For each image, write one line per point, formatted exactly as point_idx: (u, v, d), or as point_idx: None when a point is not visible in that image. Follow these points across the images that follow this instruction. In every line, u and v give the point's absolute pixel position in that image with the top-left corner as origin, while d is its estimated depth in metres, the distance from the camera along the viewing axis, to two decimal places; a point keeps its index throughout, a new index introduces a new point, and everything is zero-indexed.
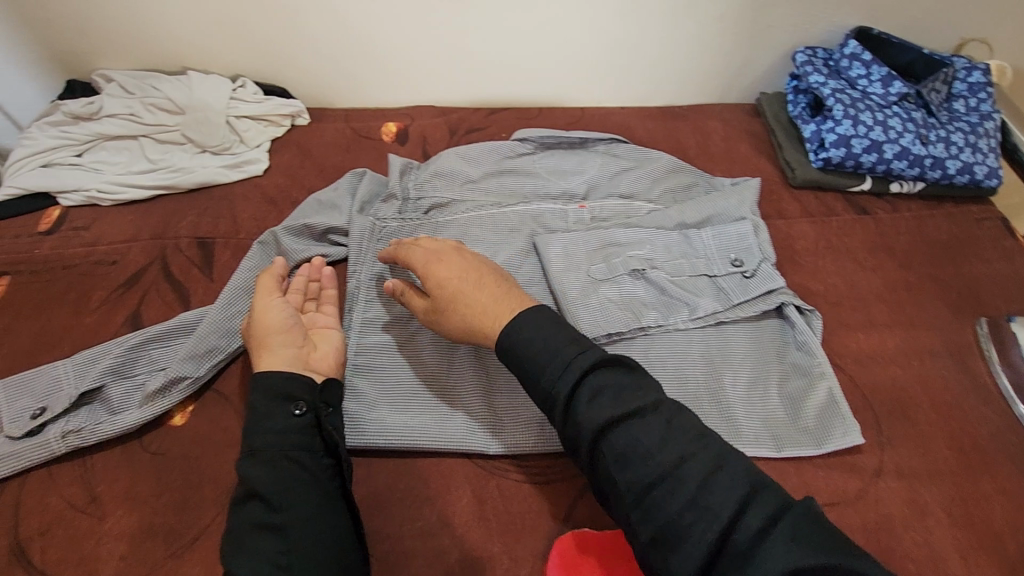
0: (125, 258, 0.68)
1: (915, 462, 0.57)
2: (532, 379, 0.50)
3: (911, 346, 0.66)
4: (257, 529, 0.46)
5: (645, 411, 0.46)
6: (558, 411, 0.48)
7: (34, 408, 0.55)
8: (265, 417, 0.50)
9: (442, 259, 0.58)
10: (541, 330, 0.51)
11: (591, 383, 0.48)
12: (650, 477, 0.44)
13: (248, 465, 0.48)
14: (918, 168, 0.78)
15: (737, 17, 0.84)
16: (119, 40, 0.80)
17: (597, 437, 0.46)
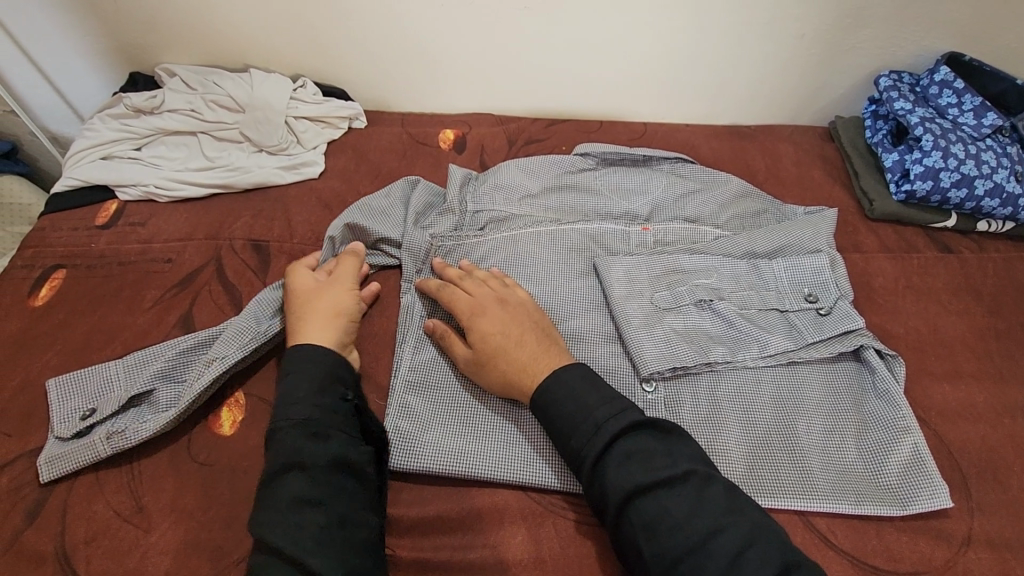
0: (180, 258, 0.67)
1: (1009, 533, 0.52)
2: (563, 439, 0.49)
3: (1002, 402, 0.61)
4: (298, 503, 0.45)
5: (673, 479, 0.44)
6: (586, 473, 0.47)
7: (84, 411, 0.54)
8: (314, 393, 0.50)
9: (483, 307, 0.57)
10: (574, 388, 0.50)
11: (620, 448, 0.47)
12: (677, 551, 0.42)
13: (298, 436, 0.48)
14: (1011, 207, 0.72)
15: (818, 37, 0.80)
16: (184, 35, 0.80)
17: (624, 504, 0.45)
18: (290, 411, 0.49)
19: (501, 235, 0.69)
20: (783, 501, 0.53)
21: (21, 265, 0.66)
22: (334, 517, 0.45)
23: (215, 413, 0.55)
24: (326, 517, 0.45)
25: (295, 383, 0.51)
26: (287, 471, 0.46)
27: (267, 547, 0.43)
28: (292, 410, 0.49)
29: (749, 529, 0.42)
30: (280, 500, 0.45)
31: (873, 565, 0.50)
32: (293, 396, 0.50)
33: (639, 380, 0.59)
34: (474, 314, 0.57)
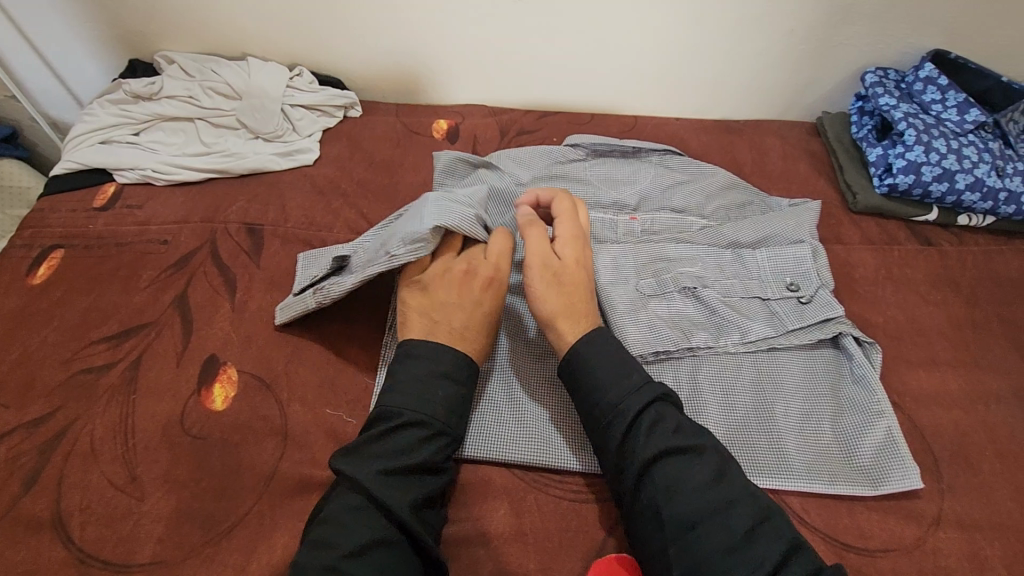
0: (176, 239, 0.68)
1: (977, 514, 0.54)
2: (591, 399, 0.51)
3: (975, 389, 0.62)
4: (428, 502, 0.48)
5: (701, 451, 0.47)
6: (615, 432, 0.48)
7: (311, 276, 0.62)
8: (461, 404, 0.52)
9: (570, 272, 0.57)
10: (613, 350, 0.52)
11: (653, 414, 0.49)
12: (693, 516, 0.44)
13: (438, 440, 0.50)
14: (991, 201, 0.73)
15: (807, 33, 0.81)
16: (184, 24, 0.81)
17: (648, 466, 0.47)
18: (438, 413, 0.50)
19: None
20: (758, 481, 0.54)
21: (20, 245, 0.68)
22: (436, 522, 0.49)
23: (208, 388, 0.57)
24: (433, 522, 0.48)
25: (447, 388, 0.51)
26: (419, 470, 0.48)
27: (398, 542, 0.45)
28: (438, 416, 0.50)
29: (763, 502, 0.45)
30: (410, 495, 0.47)
31: (844, 542, 0.52)
32: (433, 397, 0.51)
33: None
34: (558, 275, 0.56)
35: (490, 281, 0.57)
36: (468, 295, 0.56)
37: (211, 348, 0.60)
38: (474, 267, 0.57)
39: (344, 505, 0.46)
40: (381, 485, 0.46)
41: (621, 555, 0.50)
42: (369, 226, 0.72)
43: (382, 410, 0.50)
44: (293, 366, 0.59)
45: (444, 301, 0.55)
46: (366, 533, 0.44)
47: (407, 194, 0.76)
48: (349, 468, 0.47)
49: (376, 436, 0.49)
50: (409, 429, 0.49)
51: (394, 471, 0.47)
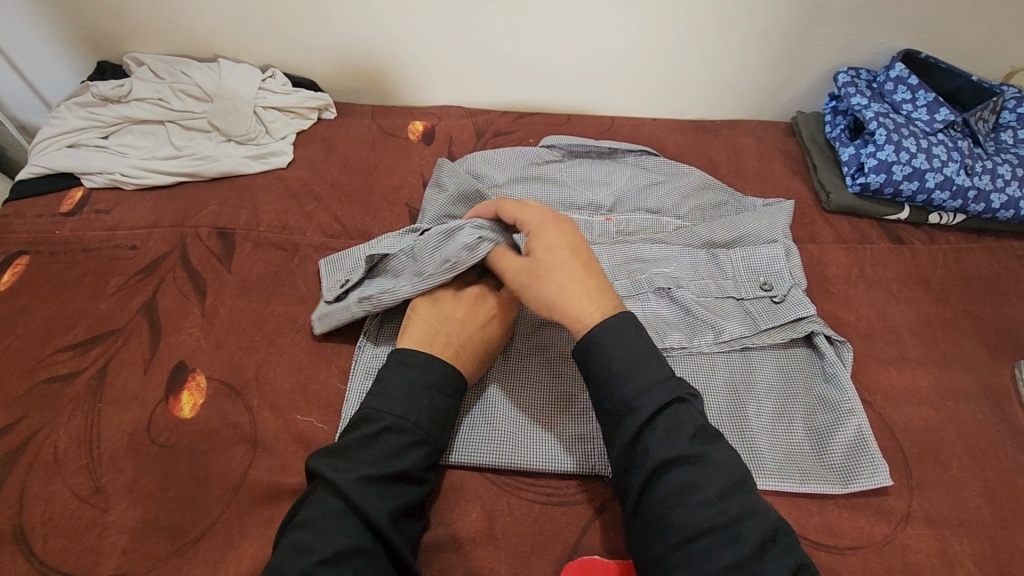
0: (145, 245, 0.67)
1: (946, 509, 0.54)
2: (605, 394, 0.48)
3: (945, 386, 0.63)
4: (406, 511, 0.47)
5: (716, 461, 0.45)
6: (627, 431, 0.46)
7: (343, 282, 0.62)
8: (448, 413, 0.52)
9: (549, 256, 0.52)
10: (628, 345, 0.48)
11: (669, 417, 0.46)
12: (699, 526, 0.42)
13: (421, 449, 0.49)
14: (960, 200, 0.74)
15: (780, 34, 0.82)
16: (154, 25, 0.80)
17: (658, 471, 0.44)
18: (421, 421, 0.50)
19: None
20: None
21: None
22: (414, 532, 0.48)
23: (176, 396, 0.56)
24: (410, 531, 0.47)
25: (432, 397, 0.51)
26: (402, 477, 0.47)
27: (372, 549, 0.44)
28: (421, 422, 0.50)
29: (776, 521, 0.43)
30: (390, 502, 0.46)
31: (815, 541, 0.52)
32: (418, 404, 0.50)
33: None
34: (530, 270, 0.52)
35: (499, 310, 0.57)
36: (473, 317, 0.56)
37: (180, 355, 0.59)
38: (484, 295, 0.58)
39: (323, 509, 0.45)
40: (361, 490, 0.45)
41: (594, 556, 0.50)
42: (343, 228, 0.71)
43: (366, 415, 0.50)
44: (264, 372, 0.58)
45: (450, 318, 0.56)
46: (343, 540, 0.43)
47: (382, 197, 0.75)
48: (330, 471, 0.46)
49: (363, 441, 0.48)
50: (392, 435, 0.48)
51: (376, 476, 0.46)
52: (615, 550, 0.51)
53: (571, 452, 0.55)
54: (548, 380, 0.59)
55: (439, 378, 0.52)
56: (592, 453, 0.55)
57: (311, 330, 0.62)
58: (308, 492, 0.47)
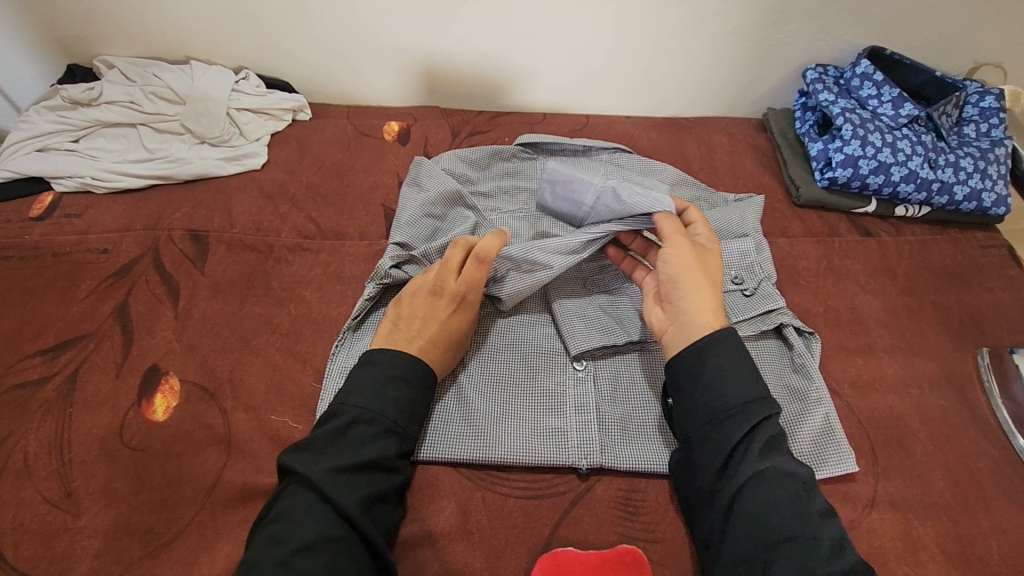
0: (117, 248, 0.67)
1: (909, 494, 0.56)
2: (710, 398, 0.51)
3: (910, 373, 0.64)
4: (379, 501, 0.48)
5: (807, 480, 0.49)
6: (727, 440, 0.49)
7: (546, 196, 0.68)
8: (417, 404, 0.52)
9: (709, 261, 0.59)
10: (739, 361, 0.52)
11: (770, 430, 0.50)
12: (790, 531, 0.46)
13: (392, 442, 0.50)
14: (925, 192, 0.76)
15: (749, 33, 0.83)
16: (124, 28, 0.80)
17: (752, 479, 0.48)
18: (389, 412, 0.50)
19: (443, 220, 0.70)
20: None
21: None
22: (390, 522, 0.48)
23: (149, 399, 0.56)
24: (385, 521, 0.48)
25: (399, 389, 0.52)
26: (371, 467, 0.48)
27: (341, 537, 0.45)
28: (389, 413, 0.50)
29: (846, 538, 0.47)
30: (360, 491, 0.47)
31: None
32: (384, 395, 0.51)
33: (570, 359, 0.62)
34: (692, 256, 0.57)
35: (460, 300, 0.57)
36: (434, 310, 0.56)
37: (153, 358, 0.59)
38: (442, 284, 0.58)
39: (295, 501, 0.46)
40: (331, 481, 0.46)
41: (568, 549, 0.50)
42: (318, 229, 0.71)
43: (336, 409, 0.50)
44: (238, 373, 0.58)
45: (416, 321, 0.56)
46: (313, 531, 0.44)
47: (357, 198, 0.75)
48: (296, 464, 0.47)
49: (333, 435, 0.49)
50: (363, 427, 0.49)
51: (347, 467, 0.47)
52: (588, 541, 0.51)
53: (544, 446, 0.55)
54: (522, 376, 0.60)
55: (405, 370, 0.52)
56: (564, 446, 0.55)
57: (286, 330, 0.62)
58: (282, 486, 0.47)
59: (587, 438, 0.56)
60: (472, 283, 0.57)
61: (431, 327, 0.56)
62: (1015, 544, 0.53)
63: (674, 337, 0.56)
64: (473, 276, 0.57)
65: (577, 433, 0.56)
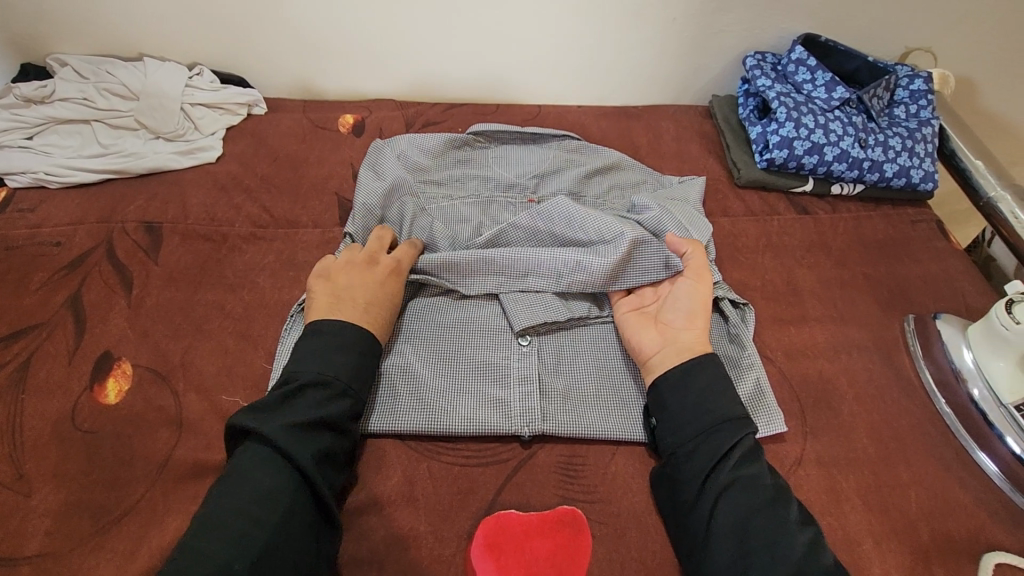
0: (71, 241, 0.68)
1: (835, 451, 0.59)
2: (695, 415, 0.55)
3: (840, 340, 0.68)
4: (328, 459, 0.50)
5: (783, 490, 0.51)
6: (710, 453, 0.52)
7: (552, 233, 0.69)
8: (363, 366, 0.55)
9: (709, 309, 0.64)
10: (712, 380, 0.56)
11: (747, 445, 0.53)
12: (770, 535, 0.48)
13: (341, 404, 0.52)
14: (857, 170, 0.80)
15: (689, 23, 0.86)
16: (77, 27, 0.81)
17: (729, 486, 0.51)
18: (341, 374, 0.53)
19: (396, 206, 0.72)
20: (630, 441, 0.58)
21: None
22: (338, 480, 0.51)
23: (101, 384, 0.57)
24: (335, 478, 0.50)
25: (349, 352, 0.55)
26: (324, 425, 0.50)
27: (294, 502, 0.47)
28: (341, 374, 0.53)
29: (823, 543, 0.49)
30: (311, 448, 0.49)
31: None
32: (333, 357, 0.54)
33: (517, 335, 0.64)
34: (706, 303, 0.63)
35: (394, 270, 0.63)
36: (368, 276, 0.61)
37: (106, 344, 0.60)
38: (376, 257, 0.63)
39: (252, 456, 0.48)
40: (285, 436, 0.48)
41: (510, 512, 0.52)
42: (272, 219, 0.73)
43: (287, 376, 0.53)
44: (190, 357, 0.60)
45: (351, 288, 0.59)
46: (265, 483, 0.46)
47: (311, 187, 0.77)
48: (253, 424, 0.48)
49: (287, 396, 0.51)
50: (315, 388, 0.52)
51: (301, 424, 0.49)
52: (529, 504, 0.54)
53: (487, 416, 0.58)
54: (468, 351, 0.62)
55: (354, 337, 0.55)
56: (507, 414, 0.58)
57: (239, 315, 0.64)
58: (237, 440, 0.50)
59: (530, 407, 0.58)
60: (403, 261, 0.64)
61: (364, 291, 0.59)
62: (933, 494, 0.57)
63: (665, 360, 0.59)
64: (406, 257, 0.65)
65: (520, 403, 0.59)
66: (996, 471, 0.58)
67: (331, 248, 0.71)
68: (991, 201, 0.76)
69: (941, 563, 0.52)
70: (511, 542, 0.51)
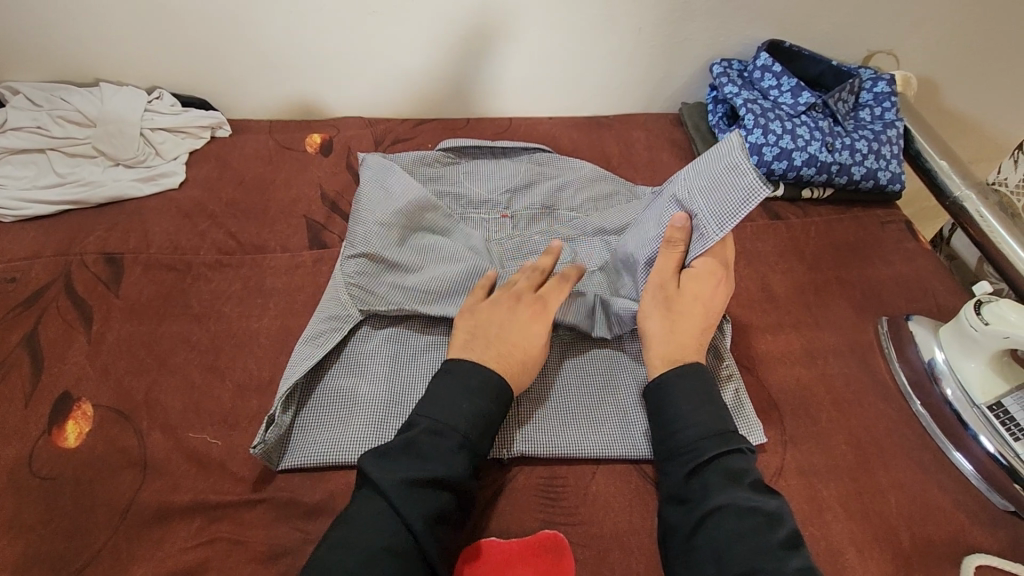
0: (27, 275, 0.65)
1: (815, 459, 0.59)
2: (667, 436, 0.54)
3: (816, 347, 0.68)
4: (441, 520, 0.47)
5: (771, 511, 0.48)
6: (683, 471, 0.51)
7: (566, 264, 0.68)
8: (491, 418, 0.52)
9: (681, 302, 0.58)
10: (692, 398, 0.54)
11: (735, 463, 0.51)
12: (754, 563, 0.45)
13: (455, 454, 0.49)
14: (825, 174, 0.80)
15: (655, 32, 0.87)
16: (28, 53, 0.78)
17: (715, 511, 0.48)
18: (459, 423, 0.50)
19: (399, 221, 0.67)
20: (609, 458, 0.58)
21: None
22: (452, 541, 0.47)
23: (60, 426, 0.55)
24: (450, 540, 0.47)
25: (451, 394, 0.52)
26: (443, 481, 0.48)
27: None
28: (463, 425, 0.50)
29: (812, 565, 0.46)
30: (426, 508, 0.46)
31: None
32: (447, 402, 0.52)
33: None
34: (659, 303, 0.59)
35: (539, 310, 0.58)
36: (512, 319, 0.57)
37: (63, 384, 0.58)
38: (523, 294, 0.59)
39: (354, 511, 0.47)
40: (398, 492, 0.46)
41: (492, 539, 0.52)
42: (239, 245, 0.72)
43: (411, 421, 0.52)
44: (155, 393, 0.58)
45: (489, 329, 0.57)
46: (370, 546, 0.45)
47: (278, 211, 0.75)
48: (375, 474, 0.47)
49: (406, 445, 0.49)
50: (434, 437, 0.50)
51: (415, 479, 0.47)
52: (512, 531, 0.52)
53: None
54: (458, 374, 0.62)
55: (465, 381, 0.53)
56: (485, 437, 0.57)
57: (206, 348, 0.62)
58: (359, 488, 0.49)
59: (508, 428, 0.58)
60: (550, 297, 0.59)
61: (504, 337, 0.56)
62: (914, 498, 0.57)
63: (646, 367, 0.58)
64: (557, 295, 0.59)
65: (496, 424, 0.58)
66: (971, 470, 0.59)
67: (301, 273, 0.69)
68: (957, 201, 0.77)
69: (922, 568, 0.52)
70: (494, 570, 0.50)
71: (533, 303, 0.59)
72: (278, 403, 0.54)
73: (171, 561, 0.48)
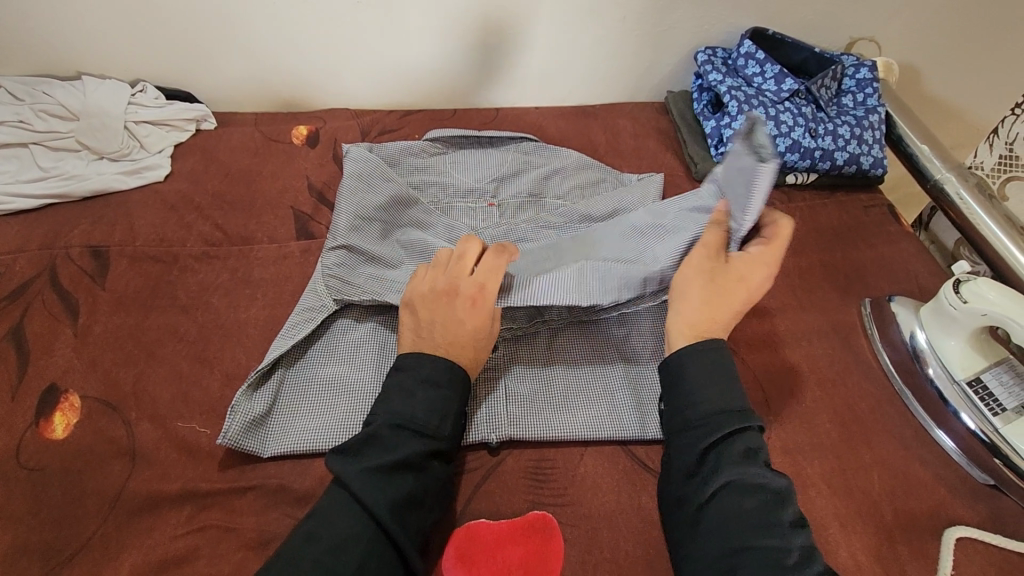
0: (12, 269, 0.65)
1: (800, 438, 0.60)
2: (684, 408, 0.53)
3: (800, 328, 0.69)
4: (407, 506, 0.47)
5: (781, 488, 0.49)
6: (697, 445, 0.51)
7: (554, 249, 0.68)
8: (449, 404, 0.52)
9: (727, 282, 0.58)
10: (709, 373, 0.54)
11: (748, 441, 0.51)
12: (758, 538, 0.46)
13: (411, 443, 0.49)
14: (809, 160, 0.81)
15: (639, 20, 0.87)
16: (8, 48, 0.78)
17: (724, 487, 0.49)
18: (419, 414, 0.50)
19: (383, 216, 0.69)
20: (599, 440, 0.58)
21: None
22: (422, 525, 0.48)
23: (47, 418, 0.55)
24: (419, 524, 0.48)
25: (429, 381, 0.52)
26: (403, 467, 0.48)
27: None
28: (422, 416, 0.50)
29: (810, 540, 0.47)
30: (391, 494, 0.47)
31: None
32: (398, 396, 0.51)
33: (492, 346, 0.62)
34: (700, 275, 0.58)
35: (477, 299, 0.56)
36: (453, 311, 0.55)
37: (50, 377, 0.57)
38: (459, 282, 0.57)
39: (332, 501, 0.47)
40: (365, 480, 0.47)
41: (480, 522, 0.52)
42: (225, 236, 0.71)
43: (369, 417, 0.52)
44: (143, 384, 0.58)
45: (432, 323, 0.55)
46: (344, 529, 0.45)
47: (264, 203, 0.75)
48: (339, 465, 0.48)
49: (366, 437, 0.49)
50: (395, 428, 0.50)
51: (378, 468, 0.47)
52: (500, 513, 0.53)
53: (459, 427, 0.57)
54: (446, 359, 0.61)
55: (437, 371, 0.52)
56: (475, 424, 0.57)
57: (193, 338, 0.62)
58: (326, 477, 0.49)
59: (499, 414, 0.58)
60: (488, 284, 0.57)
61: (446, 331, 0.55)
62: (896, 475, 0.58)
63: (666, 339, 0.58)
64: (494, 282, 0.57)
65: (490, 410, 0.58)
66: (953, 447, 0.60)
67: (288, 264, 0.69)
68: (938, 183, 0.78)
69: (905, 542, 0.53)
70: (481, 552, 0.50)
71: (468, 292, 0.56)
72: (242, 391, 0.55)
73: (161, 549, 0.48)
